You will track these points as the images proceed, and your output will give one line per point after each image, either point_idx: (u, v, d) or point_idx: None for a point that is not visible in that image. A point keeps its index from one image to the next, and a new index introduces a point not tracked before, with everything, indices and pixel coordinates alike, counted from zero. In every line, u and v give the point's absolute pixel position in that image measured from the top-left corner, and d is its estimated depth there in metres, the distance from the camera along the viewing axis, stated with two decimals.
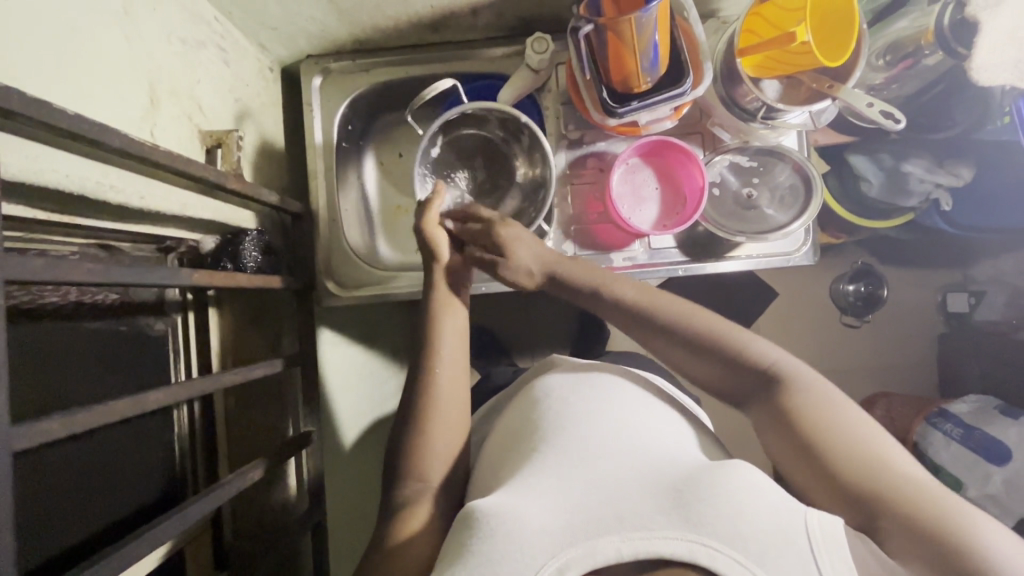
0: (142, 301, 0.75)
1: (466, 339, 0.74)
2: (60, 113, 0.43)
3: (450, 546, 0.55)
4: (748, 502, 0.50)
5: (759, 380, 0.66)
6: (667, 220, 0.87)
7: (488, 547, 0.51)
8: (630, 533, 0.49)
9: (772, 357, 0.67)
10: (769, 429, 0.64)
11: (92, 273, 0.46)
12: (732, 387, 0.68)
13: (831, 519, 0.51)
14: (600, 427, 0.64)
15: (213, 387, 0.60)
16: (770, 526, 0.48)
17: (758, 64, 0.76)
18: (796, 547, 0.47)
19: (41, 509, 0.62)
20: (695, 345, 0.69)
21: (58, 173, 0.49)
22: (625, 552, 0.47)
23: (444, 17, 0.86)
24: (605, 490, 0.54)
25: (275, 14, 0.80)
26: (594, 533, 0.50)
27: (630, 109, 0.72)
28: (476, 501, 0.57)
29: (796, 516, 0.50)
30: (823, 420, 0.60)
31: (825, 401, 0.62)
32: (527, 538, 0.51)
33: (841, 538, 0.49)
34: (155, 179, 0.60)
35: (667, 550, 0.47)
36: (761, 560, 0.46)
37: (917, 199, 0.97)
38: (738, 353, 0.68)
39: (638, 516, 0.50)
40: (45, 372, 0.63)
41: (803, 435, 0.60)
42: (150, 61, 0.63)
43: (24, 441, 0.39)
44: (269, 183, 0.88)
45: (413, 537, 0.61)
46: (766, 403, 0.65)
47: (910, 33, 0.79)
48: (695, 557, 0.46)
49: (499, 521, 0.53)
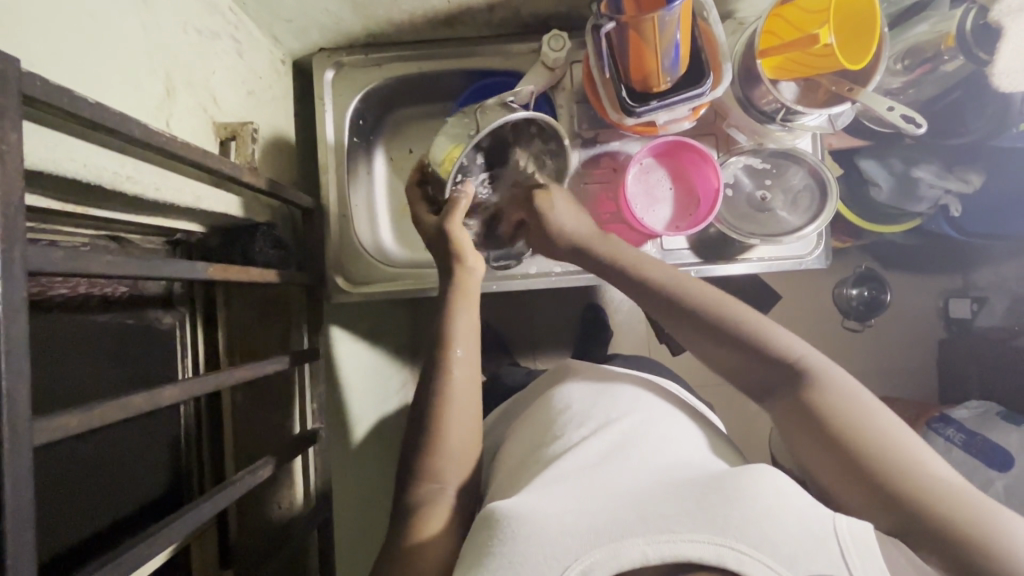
0: (151, 294, 0.74)
1: (479, 336, 0.73)
2: (82, 101, 0.42)
3: (469, 549, 0.55)
4: (775, 507, 0.50)
5: (784, 376, 0.65)
6: (680, 220, 0.86)
7: (510, 548, 0.51)
8: (655, 535, 0.48)
9: (797, 350, 0.66)
10: (793, 424, 0.63)
11: (111, 265, 0.45)
12: (755, 380, 0.67)
13: (860, 524, 0.50)
14: (623, 436, 0.63)
15: (226, 383, 0.59)
16: (797, 528, 0.48)
17: (778, 65, 0.75)
18: (827, 552, 0.47)
19: (53, 505, 0.61)
20: (723, 338, 0.69)
21: (76, 162, 0.48)
22: (651, 555, 0.47)
23: (460, 13, 0.85)
24: (627, 495, 0.54)
25: (291, 6, 0.79)
26: (620, 533, 0.49)
27: (649, 109, 0.71)
28: (496, 502, 0.56)
29: (826, 521, 0.50)
30: (852, 415, 0.60)
31: (852, 397, 0.61)
32: (549, 535, 0.50)
33: (872, 543, 0.48)
34: (171, 171, 0.59)
35: (695, 554, 0.47)
36: (788, 563, 0.46)
37: (926, 206, 0.97)
38: (765, 349, 0.67)
39: (663, 516, 0.50)
40: (56, 365, 0.62)
41: (832, 432, 0.60)
42: (167, 51, 0.62)
43: (44, 435, 0.38)
44: (280, 177, 0.87)
45: (428, 542, 0.61)
46: (791, 396, 0.64)
47: (930, 37, 0.79)
48: (722, 560, 0.46)
49: (520, 522, 0.52)
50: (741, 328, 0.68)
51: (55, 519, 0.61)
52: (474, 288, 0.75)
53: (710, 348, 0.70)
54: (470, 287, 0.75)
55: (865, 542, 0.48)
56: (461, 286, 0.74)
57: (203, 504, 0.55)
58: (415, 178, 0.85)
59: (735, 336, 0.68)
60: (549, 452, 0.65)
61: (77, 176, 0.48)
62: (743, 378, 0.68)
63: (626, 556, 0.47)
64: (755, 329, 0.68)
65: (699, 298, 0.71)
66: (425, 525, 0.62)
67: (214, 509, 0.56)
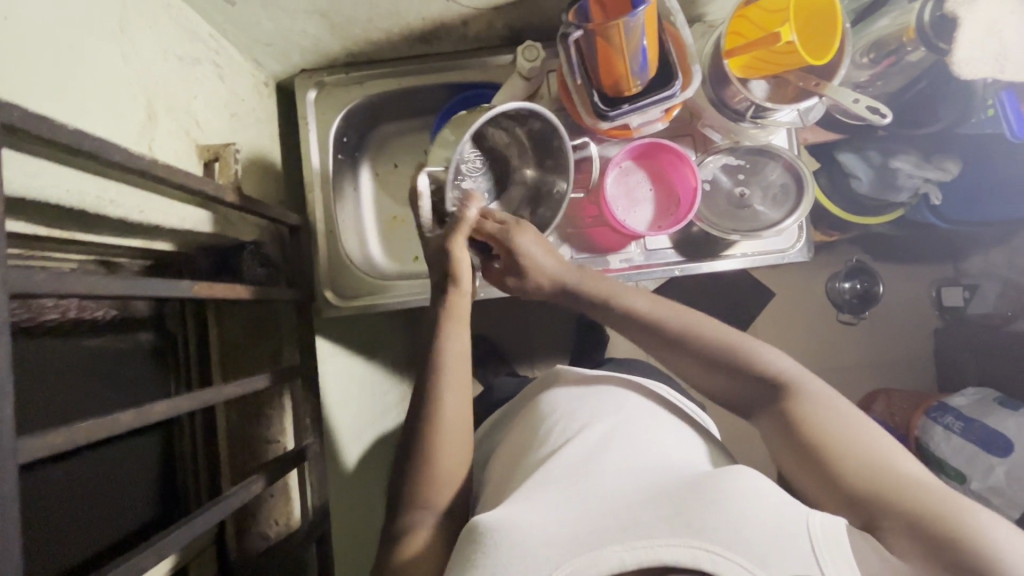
0: (141, 316, 0.75)
1: (468, 358, 0.74)
2: (61, 128, 0.44)
3: (456, 559, 0.56)
4: (750, 508, 0.50)
5: (765, 386, 0.67)
6: (661, 221, 0.88)
7: (492, 559, 0.52)
8: (633, 542, 0.49)
9: (780, 364, 0.68)
10: (776, 438, 0.65)
11: (95, 285, 0.46)
12: (741, 396, 0.69)
13: (834, 520, 0.51)
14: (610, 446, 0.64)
15: (214, 398, 0.60)
16: (774, 529, 0.49)
17: (744, 65, 0.77)
18: (800, 552, 0.48)
19: (48, 526, 0.62)
20: (706, 357, 0.71)
21: (58, 188, 0.49)
22: (629, 561, 0.47)
23: (435, 28, 0.87)
24: (609, 504, 0.55)
25: (269, 30, 0.81)
26: (598, 543, 0.50)
27: (620, 113, 0.73)
28: (481, 514, 0.57)
29: (799, 519, 0.50)
30: (827, 423, 0.61)
31: (832, 408, 0.63)
32: (530, 546, 0.51)
33: (843, 537, 0.49)
34: (155, 194, 0.61)
35: (671, 557, 0.47)
36: (760, 561, 0.46)
37: (907, 194, 0.98)
38: (744, 358, 0.69)
39: (642, 525, 0.50)
40: (48, 390, 0.63)
41: (809, 439, 0.61)
42: (147, 78, 0.64)
43: (28, 452, 0.39)
44: (266, 197, 0.89)
45: (422, 555, 0.64)
46: (770, 409, 0.66)
47: (892, 31, 0.81)
48: (699, 562, 0.46)
49: (502, 533, 0.53)
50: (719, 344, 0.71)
51: (52, 540, 0.63)
52: (466, 309, 0.76)
53: (693, 366, 0.72)
54: (462, 311, 0.75)
55: (836, 536, 0.49)
56: (452, 305, 0.74)
57: (198, 520, 0.56)
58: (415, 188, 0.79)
59: (717, 351, 0.70)
60: (537, 460, 0.66)
61: (59, 202, 0.50)
62: (727, 389, 0.70)
63: (604, 563, 0.48)
64: (737, 343, 0.70)
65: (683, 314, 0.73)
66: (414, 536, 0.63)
67: (210, 521, 0.57)
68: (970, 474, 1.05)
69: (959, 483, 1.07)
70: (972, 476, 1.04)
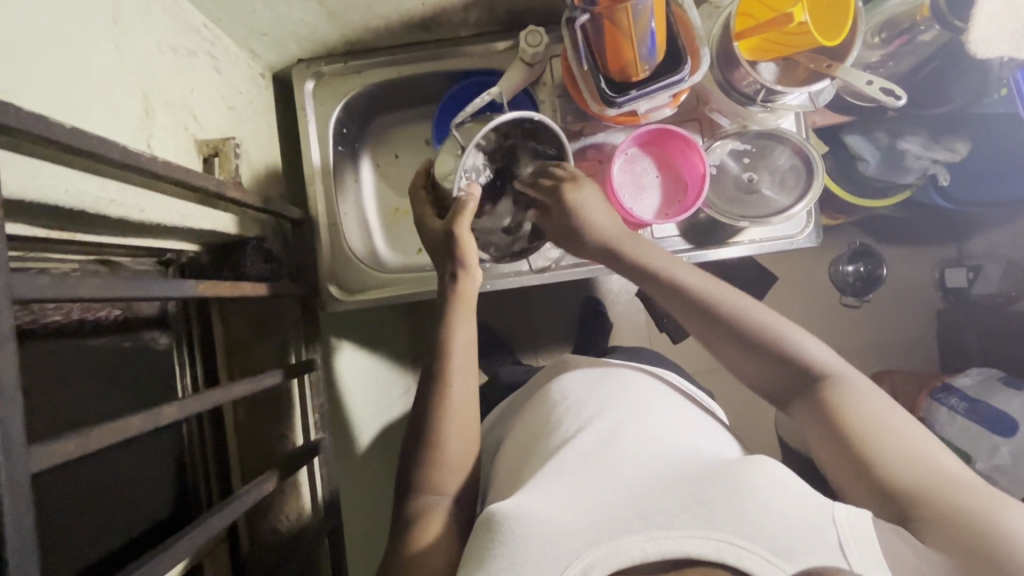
0: (145, 315, 0.74)
1: (474, 347, 0.73)
2: (58, 126, 0.42)
3: (471, 550, 0.55)
4: (771, 499, 0.50)
5: (806, 377, 0.67)
6: (669, 208, 0.87)
7: (510, 550, 0.51)
8: (654, 533, 0.48)
9: (825, 358, 0.68)
10: (813, 425, 0.65)
11: (98, 288, 0.45)
12: (781, 383, 0.69)
13: (857, 514, 0.50)
14: (632, 437, 0.62)
15: (224, 398, 0.59)
16: (800, 523, 0.48)
17: (755, 47, 0.75)
18: (825, 544, 0.47)
19: (62, 531, 0.61)
20: (746, 343, 0.70)
21: (57, 188, 0.48)
22: (651, 552, 0.47)
23: (435, 14, 0.85)
24: (627, 493, 0.54)
25: (266, 18, 0.79)
26: (619, 531, 0.49)
27: (629, 98, 0.71)
28: (495, 504, 0.57)
29: (823, 513, 0.50)
30: (867, 418, 0.61)
31: (872, 399, 0.63)
32: (549, 537, 0.51)
33: (869, 530, 0.49)
34: (154, 192, 0.59)
35: (694, 549, 0.46)
36: (788, 556, 0.45)
37: (915, 176, 0.97)
38: (790, 350, 0.68)
39: (660, 514, 0.50)
40: (54, 395, 0.62)
41: (847, 433, 0.61)
42: (142, 71, 0.62)
43: (40, 462, 0.39)
44: (266, 190, 0.87)
45: (431, 547, 0.62)
46: (810, 399, 0.66)
47: (905, 9, 0.79)
48: (723, 556, 0.46)
49: (521, 522, 0.53)
50: (762, 329, 0.69)
51: (65, 546, 0.61)
52: (472, 294, 0.75)
53: (738, 354, 0.71)
54: (469, 294, 0.74)
55: (863, 529, 0.49)
56: (461, 293, 0.74)
57: (212, 518, 0.55)
58: (419, 181, 0.82)
59: (761, 339, 0.69)
60: (547, 451, 0.65)
61: (58, 202, 0.48)
62: (768, 379, 0.70)
63: (628, 553, 0.47)
64: (784, 335, 0.69)
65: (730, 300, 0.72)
66: None
67: (224, 522, 0.57)
68: (976, 454, 1.05)
69: (965, 463, 1.07)
70: (978, 456, 1.05)
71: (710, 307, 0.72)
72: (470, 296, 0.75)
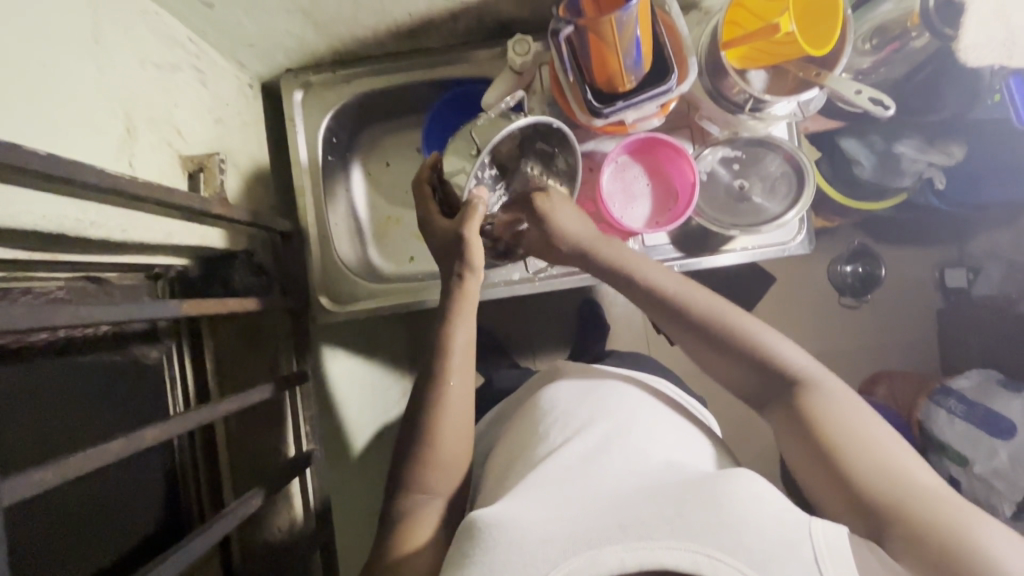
0: (134, 331, 0.73)
1: (473, 353, 0.72)
2: (31, 155, 0.42)
3: (451, 556, 0.55)
4: (751, 512, 0.50)
5: (783, 383, 0.66)
6: (659, 216, 0.86)
7: (489, 557, 0.51)
8: (633, 543, 0.48)
9: (803, 364, 0.67)
10: (790, 433, 0.64)
11: (76, 315, 0.46)
12: (758, 391, 0.69)
13: (836, 529, 0.50)
14: (618, 447, 0.62)
15: (210, 417, 0.59)
16: (777, 536, 0.48)
17: (743, 56, 0.75)
18: (801, 557, 0.47)
19: (43, 550, 0.62)
20: (724, 350, 0.69)
21: (35, 215, 0.48)
22: (629, 562, 0.47)
23: (422, 24, 0.85)
24: (608, 502, 0.54)
25: (250, 31, 0.78)
26: (598, 540, 0.49)
27: (615, 109, 0.71)
28: (479, 510, 0.56)
29: (802, 529, 0.50)
30: (845, 427, 0.60)
31: (850, 407, 0.62)
32: (528, 545, 0.51)
33: (846, 548, 0.49)
34: (139, 211, 0.59)
35: (672, 561, 0.46)
36: (758, 566, 0.46)
37: (911, 179, 0.96)
38: (767, 357, 0.68)
39: (641, 524, 0.50)
40: (38, 414, 0.63)
41: (822, 442, 0.60)
42: (125, 90, 0.62)
43: (15, 493, 0.39)
44: (256, 202, 0.87)
45: (418, 551, 0.62)
46: (787, 405, 0.65)
47: (896, 16, 0.78)
48: (699, 568, 0.46)
49: (501, 530, 0.52)
50: (742, 337, 0.69)
51: (47, 566, 0.63)
52: (474, 289, 0.74)
53: (717, 361, 0.70)
54: (471, 291, 0.74)
55: (839, 546, 0.49)
56: (462, 289, 0.73)
57: (196, 538, 0.56)
58: (424, 175, 0.80)
59: (738, 344, 0.69)
60: (533, 460, 0.65)
61: (39, 229, 0.49)
62: (745, 383, 0.69)
63: (606, 564, 0.47)
64: (761, 341, 0.69)
65: (706, 306, 0.71)
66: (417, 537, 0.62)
67: (207, 543, 0.57)
68: (972, 458, 1.04)
69: (962, 466, 1.06)
70: (974, 460, 1.04)
71: (686, 313, 0.71)
72: (471, 287, 0.74)
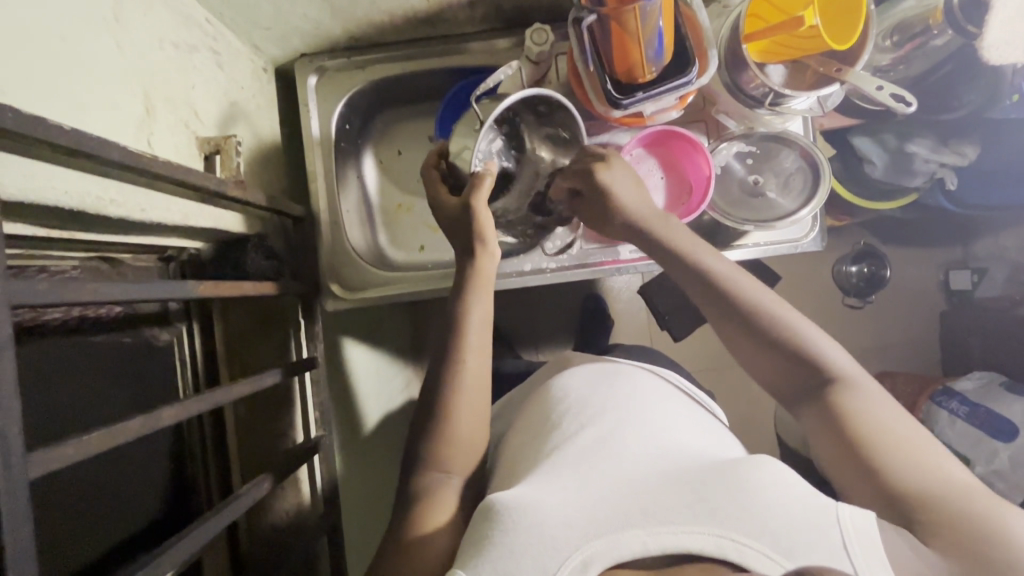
0: (145, 312, 0.73)
1: (490, 327, 0.72)
2: (56, 128, 0.41)
3: (469, 540, 0.55)
4: (775, 497, 0.51)
5: (814, 376, 0.66)
6: (673, 210, 0.86)
7: (510, 539, 0.51)
8: (656, 527, 0.49)
9: (833, 359, 0.67)
10: (819, 426, 0.64)
11: (95, 292, 0.45)
12: (785, 385, 0.69)
13: (861, 512, 0.50)
14: (642, 434, 0.62)
15: (224, 399, 0.59)
16: (799, 521, 0.49)
17: (764, 49, 0.75)
18: (825, 545, 0.48)
19: (64, 530, 0.62)
20: (761, 339, 0.69)
21: (58, 190, 0.47)
22: (651, 546, 0.48)
23: (440, 11, 0.84)
24: (630, 488, 0.54)
25: (268, 13, 0.78)
26: (619, 526, 0.49)
27: (635, 100, 0.70)
28: (496, 494, 0.56)
29: (824, 510, 0.50)
30: (874, 422, 0.60)
31: (880, 404, 0.62)
32: (551, 529, 0.51)
33: (875, 534, 0.48)
34: (156, 191, 0.59)
35: (695, 546, 0.47)
36: (785, 552, 0.46)
37: (923, 179, 0.95)
38: (799, 349, 0.67)
39: (663, 509, 0.50)
40: (55, 394, 0.62)
41: (851, 434, 0.61)
42: (143, 68, 0.61)
43: (38, 468, 0.38)
44: (268, 186, 0.86)
45: (437, 529, 0.61)
46: (818, 399, 0.65)
47: (917, 13, 0.78)
48: (724, 552, 0.46)
49: (523, 515, 0.52)
50: (774, 330, 0.68)
51: (66, 546, 0.62)
52: (490, 272, 0.74)
53: (747, 353, 0.70)
54: (486, 273, 0.73)
55: (868, 533, 0.48)
56: (478, 269, 0.73)
57: (210, 520, 0.56)
58: (431, 161, 0.81)
59: (771, 336, 0.68)
60: (547, 447, 0.64)
61: (61, 204, 0.48)
62: (774, 374, 0.69)
63: (628, 548, 0.48)
64: (795, 333, 0.68)
65: (745, 298, 0.70)
66: (431, 523, 0.61)
67: (219, 525, 0.57)
68: (974, 459, 1.05)
69: (963, 467, 1.07)
70: (976, 460, 1.04)
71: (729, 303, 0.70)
72: (483, 264, 0.73)
